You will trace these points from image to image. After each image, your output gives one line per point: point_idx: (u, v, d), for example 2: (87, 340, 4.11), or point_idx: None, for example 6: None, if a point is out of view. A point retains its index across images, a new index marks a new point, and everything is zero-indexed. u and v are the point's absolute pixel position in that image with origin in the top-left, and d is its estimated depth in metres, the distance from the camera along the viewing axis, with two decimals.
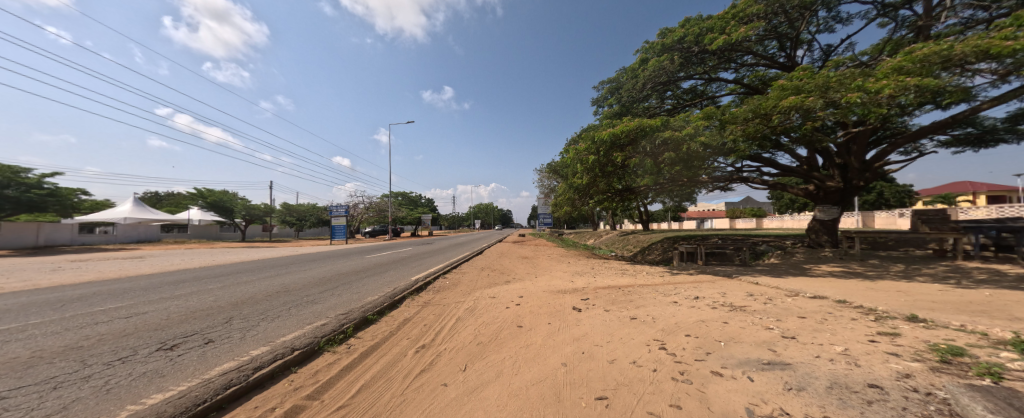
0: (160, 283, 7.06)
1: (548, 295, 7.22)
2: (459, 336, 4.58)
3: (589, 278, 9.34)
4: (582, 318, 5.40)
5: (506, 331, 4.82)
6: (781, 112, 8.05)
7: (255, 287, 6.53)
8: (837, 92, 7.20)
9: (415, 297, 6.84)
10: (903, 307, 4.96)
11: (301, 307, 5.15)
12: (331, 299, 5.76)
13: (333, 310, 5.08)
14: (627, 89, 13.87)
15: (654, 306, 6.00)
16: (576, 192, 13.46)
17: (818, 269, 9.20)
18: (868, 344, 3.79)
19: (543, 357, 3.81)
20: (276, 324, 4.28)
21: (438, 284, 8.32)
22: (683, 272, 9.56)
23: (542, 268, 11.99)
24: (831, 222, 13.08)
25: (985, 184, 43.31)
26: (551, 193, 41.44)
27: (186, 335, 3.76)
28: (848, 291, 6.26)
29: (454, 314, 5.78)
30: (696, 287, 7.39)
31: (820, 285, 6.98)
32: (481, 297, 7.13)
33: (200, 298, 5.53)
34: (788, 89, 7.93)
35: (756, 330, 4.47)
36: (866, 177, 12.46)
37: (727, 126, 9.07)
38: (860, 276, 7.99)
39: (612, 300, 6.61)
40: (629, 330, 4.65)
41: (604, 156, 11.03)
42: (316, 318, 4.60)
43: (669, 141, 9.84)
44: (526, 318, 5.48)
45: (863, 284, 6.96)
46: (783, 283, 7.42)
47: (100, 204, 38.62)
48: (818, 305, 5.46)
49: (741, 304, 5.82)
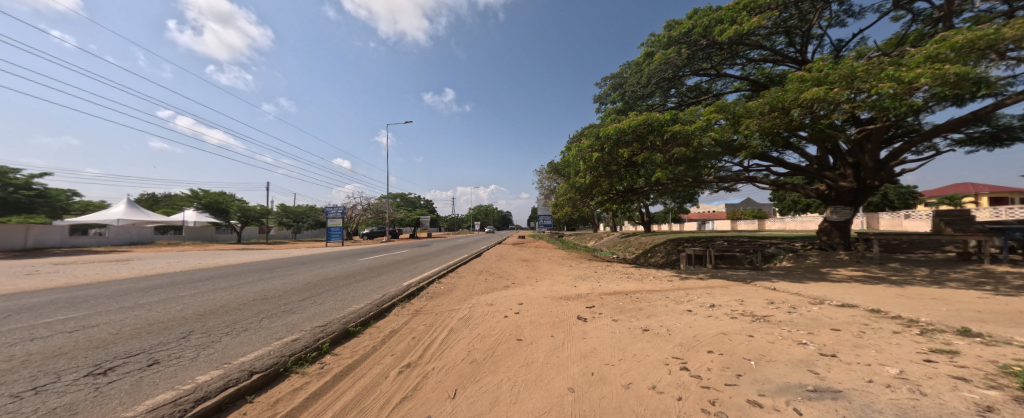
0: (129, 289, 6.49)
1: (550, 302, 6.67)
2: (450, 352, 4.03)
3: (593, 283, 8.80)
4: (588, 330, 4.85)
5: (504, 345, 4.28)
6: (803, 106, 7.46)
7: (231, 294, 5.96)
8: (864, 82, 6.74)
9: (405, 304, 6.28)
10: (949, 319, 4.43)
11: (275, 317, 4.59)
12: (311, 308, 5.21)
13: (310, 321, 4.52)
14: (630, 85, 13.40)
15: (667, 315, 5.48)
16: (578, 192, 12.95)
17: (837, 273, 8.65)
18: (925, 364, 3.25)
19: (546, 381, 3.26)
20: (240, 339, 3.73)
21: (432, 289, 7.78)
22: (693, 277, 9.02)
23: (542, 271, 11.44)
24: (844, 223, 12.57)
25: (989, 185, 42.87)
26: (551, 195, 41.14)
27: (129, 355, 3.21)
28: (878, 299, 5.74)
29: (447, 325, 5.24)
30: (709, 293, 6.86)
31: (845, 291, 6.45)
32: (477, 305, 6.58)
33: (166, 307, 4.99)
34: (810, 80, 7.43)
35: (788, 345, 3.94)
36: (881, 177, 11.90)
37: (742, 121, 8.53)
38: (884, 281, 7.46)
39: (620, 307, 6.07)
40: (642, 344, 4.13)
41: (608, 154, 10.54)
42: (289, 330, 4.06)
43: (679, 137, 9.37)
44: (526, 329, 4.94)
45: (892, 291, 6.42)
46: (804, 289, 6.87)
47: (92, 206, 37.99)
48: (850, 315, 4.92)
49: (763, 313, 5.29)
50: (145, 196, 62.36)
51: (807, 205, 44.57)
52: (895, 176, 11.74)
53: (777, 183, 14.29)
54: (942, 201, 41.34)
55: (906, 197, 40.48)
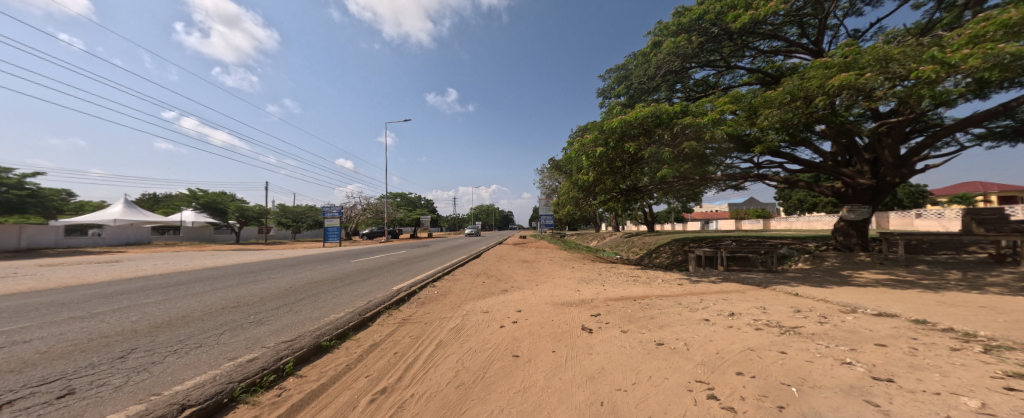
0: (92, 295, 5.96)
1: (551, 310, 6.10)
2: (435, 373, 3.46)
3: (597, 287, 8.22)
4: (595, 343, 4.28)
5: (498, 363, 3.72)
6: (828, 94, 6.91)
7: (200, 302, 5.42)
8: (900, 65, 6.19)
9: (392, 312, 5.70)
10: (1013, 333, 3.83)
11: (238, 330, 4.04)
12: (283, 318, 4.66)
13: (278, 334, 3.95)
14: (636, 77, 12.85)
15: (682, 326, 4.90)
16: (580, 191, 12.40)
17: (861, 276, 8.01)
18: (1009, 394, 2.67)
19: (547, 413, 2.68)
20: (185, 359, 3.17)
21: (424, 294, 7.23)
22: (705, 280, 8.41)
23: (543, 273, 10.86)
24: (862, 223, 11.94)
25: (1000, 184, 41.99)
26: (552, 194, 40.42)
27: (43, 381, 2.67)
28: (917, 307, 5.14)
29: (436, 337, 4.68)
30: (726, 299, 6.27)
31: (876, 298, 5.85)
32: (472, 312, 6.02)
33: (121, 318, 4.46)
34: (836, 65, 6.90)
35: (831, 367, 3.34)
36: (903, 173, 11.23)
37: (760, 112, 7.97)
38: (916, 285, 6.84)
39: (628, 316, 5.49)
40: (657, 363, 3.55)
41: (613, 149, 10.02)
42: (250, 346, 3.52)
43: (689, 129, 8.82)
44: (524, 342, 4.38)
45: (929, 297, 5.80)
46: (831, 294, 6.26)
47: (88, 206, 37.57)
48: (893, 327, 4.33)
49: (791, 324, 4.70)
50: (145, 196, 62.05)
51: (813, 204, 43.76)
52: (916, 173, 11.12)
53: (789, 181, 13.68)
54: (953, 201, 40.54)
55: (915, 197, 39.78)
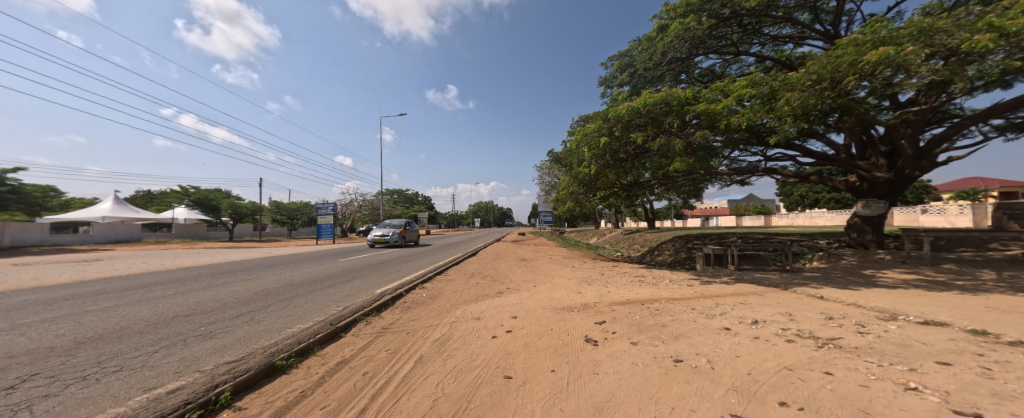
0: (32, 301, 5.29)
1: (550, 316, 5.46)
2: (407, 404, 2.80)
3: (600, 288, 7.58)
4: (601, 359, 3.66)
5: (486, 388, 3.07)
6: (860, 73, 6.40)
7: (150, 310, 4.76)
8: (949, 35, 5.80)
9: (370, 320, 5.03)
10: None
11: (176, 347, 3.39)
12: (239, 330, 4.01)
13: (223, 353, 3.29)
14: (640, 64, 12.17)
15: (700, 336, 4.27)
16: (580, 185, 11.76)
17: (886, 276, 7.36)
18: None
19: None
20: (87, 391, 2.51)
21: (411, 297, 6.59)
22: (716, 281, 7.81)
23: (542, 273, 10.22)
24: (877, 219, 11.36)
25: (1001, 180, 41.77)
26: (551, 190, 39.84)
27: None
28: (966, 313, 4.51)
29: (417, 351, 4.03)
30: (745, 304, 5.64)
31: (915, 302, 5.21)
32: (461, 319, 5.37)
33: (45, 331, 3.81)
34: (870, 42, 6.38)
35: (896, 394, 2.70)
36: (923, 166, 10.65)
37: (781, 95, 7.32)
38: (952, 286, 6.20)
39: (637, 324, 4.86)
40: (679, 388, 2.92)
41: (617, 139, 9.38)
42: (179, 371, 2.86)
43: (702, 116, 8.18)
44: (519, 358, 3.73)
45: (974, 301, 5.16)
46: (861, 298, 5.62)
47: (78, 203, 36.82)
48: (949, 339, 3.72)
49: (827, 334, 4.07)
50: (139, 193, 61.30)
51: (814, 200, 43.26)
52: (937, 166, 10.53)
53: (800, 175, 13.05)
54: (958, 197, 40.06)
55: (920, 192, 39.31)
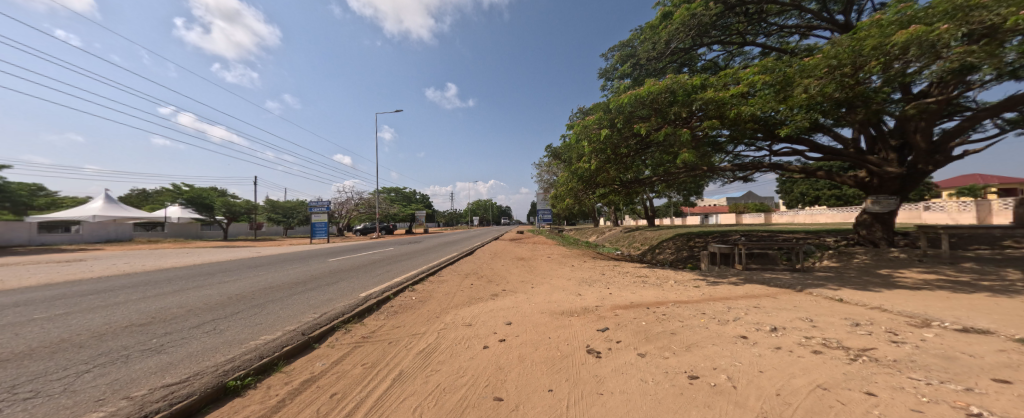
0: None
1: (549, 321, 5.00)
2: None
3: (601, 290, 7.13)
4: (606, 375, 3.19)
5: (472, 414, 2.59)
6: (885, 56, 6.06)
7: (102, 318, 4.27)
8: (989, 11, 5.46)
9: (348, 328, 4.55)
10: None
11: (113, 366, 2.92)
12: (194, 343, 3.53)
13: (163, 374, 2.80)
14: (643, 53, 11.66)
15: (715, 346, 3.82)
16: (580, 181, 11.25)
17: (904, 276, 6.93)
18: None
19: None
20: None
21: (399, 301, 6.13)
22: (723, 281, 7.40)
23: (541, 273, 9.78)
24: (887, 216, 10.97)
25: (1000, 177, 41.70)
26: (551, 188, 39.51)
27: None
28: (1008, 319, 4.08)
29: (397, 365, 3.56)
30: (758, 307, 5.21)
31: (945, 306, 4.78)
32: (451, 325, 4.92)
33: None
34: (897, 21, 6.17)
35: None
36: (936, 160, 10.25)
37: (797, 81, 6.92)
38: (981, 288, 5.75)
39: (643, 331, 4.41)
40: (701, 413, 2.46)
41: (619, 131, 8.95)
42: (102, 398, 2.39)
43: (709, 104, 7.80)
44: (512, 374, 3.27)
45: (1010, 304, 4.73)
46: (885, 301, 5.18)
47: (70, 202, 36.24)
48: (998, 351, 3.28)
49: (857, 344, 3.64)
50: (134, 192, 60.51)
51: (815, 197, 43.00)
52: (952, 160, 10.12)
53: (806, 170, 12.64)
54: (959, 194, 40.00)
55: (920, 189, 39.10)
